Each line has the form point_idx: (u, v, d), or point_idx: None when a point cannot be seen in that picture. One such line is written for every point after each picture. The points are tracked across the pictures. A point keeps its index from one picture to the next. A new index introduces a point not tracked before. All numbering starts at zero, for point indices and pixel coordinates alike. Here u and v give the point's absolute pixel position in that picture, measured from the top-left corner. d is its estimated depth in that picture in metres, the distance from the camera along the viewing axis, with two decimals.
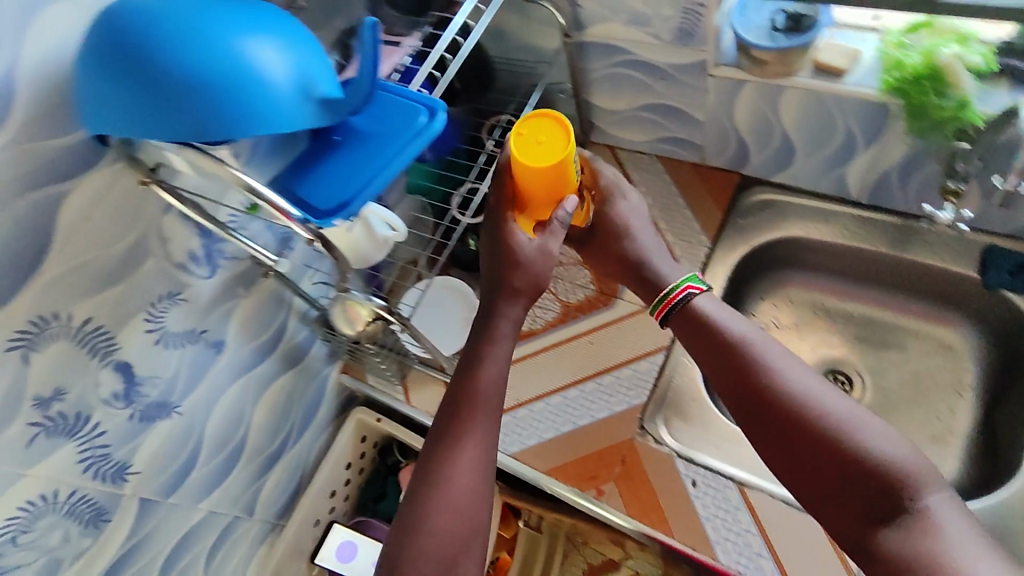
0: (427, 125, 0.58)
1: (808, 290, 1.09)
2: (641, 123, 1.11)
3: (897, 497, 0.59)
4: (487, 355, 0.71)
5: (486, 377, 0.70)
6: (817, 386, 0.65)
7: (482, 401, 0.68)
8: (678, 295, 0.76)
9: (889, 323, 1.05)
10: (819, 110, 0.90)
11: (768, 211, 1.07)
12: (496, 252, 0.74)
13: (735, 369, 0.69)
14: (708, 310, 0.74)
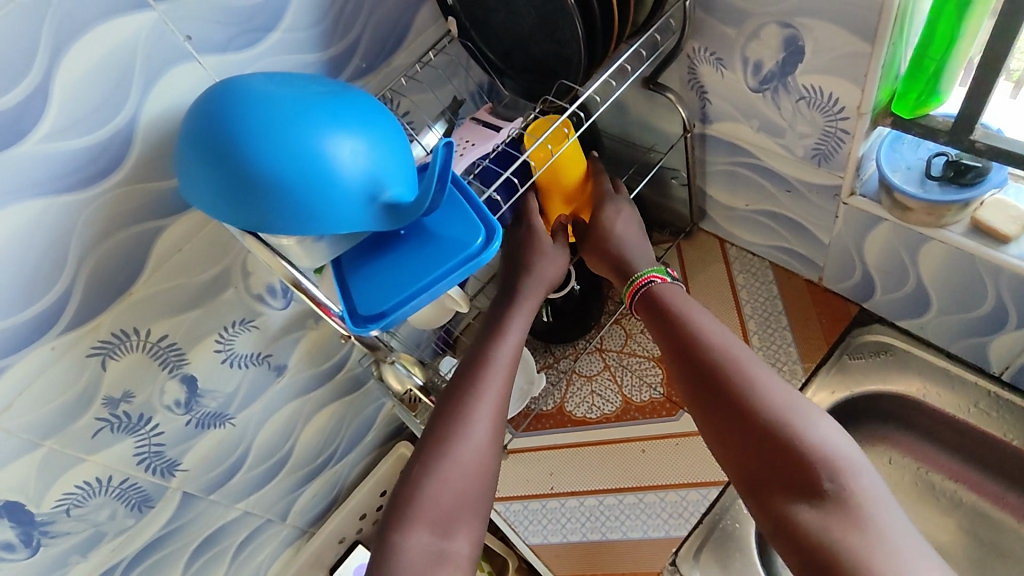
0: (479, 253, 0.58)
1: (910, 455, 0.94)
2: (757, 226, 1.00)
3: (821, 475, 0.57)
4: (509, 330, 0.76)
5: (506, 343, 0.74)
6: (753, 369, 0.64)
7: (499, 362, 0.73)
8: (643, 278, 0.77)
9: (1005, 525, 0.88)
10: (968, 272, 0.76)
11: (884, 357, 0.93)
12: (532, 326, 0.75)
13: (684, 347, 0.69)
14: (667, 294, 0.75)
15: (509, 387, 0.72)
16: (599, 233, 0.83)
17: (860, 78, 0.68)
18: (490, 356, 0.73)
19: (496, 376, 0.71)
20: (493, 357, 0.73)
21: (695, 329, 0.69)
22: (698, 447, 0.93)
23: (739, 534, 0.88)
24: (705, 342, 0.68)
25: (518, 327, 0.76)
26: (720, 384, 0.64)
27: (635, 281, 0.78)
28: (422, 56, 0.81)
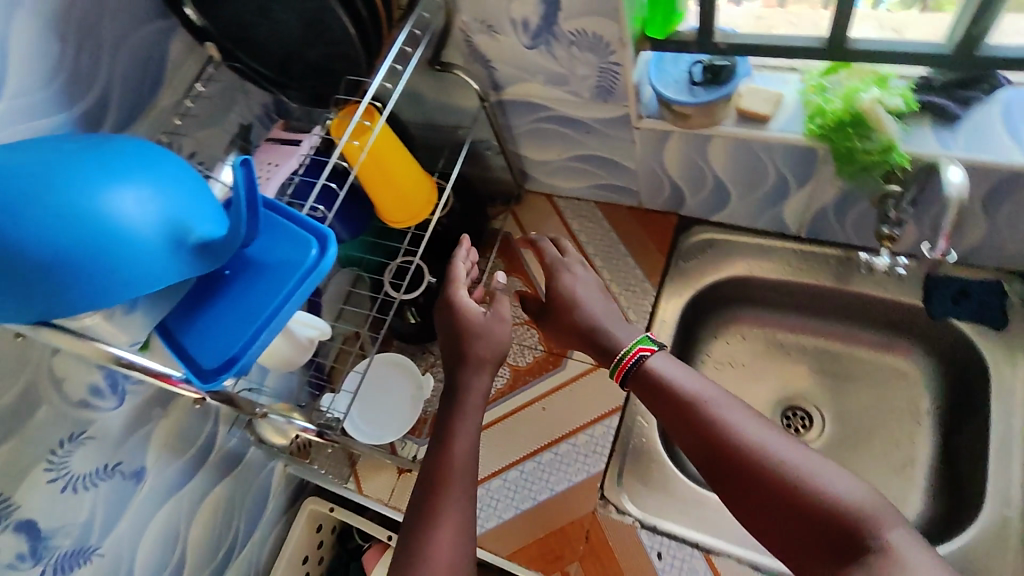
0: (317, 262, 0.56)
1: (759, 325, 1.05)
2: (574, 172, 1.07)
3: (849, 526, 0.54)
4: (459, 430, 0.71)
5: (455, 448, 0.69)
6: (766, 433, 0.62)
7: (453, 471, 0.68)
8: (632, 354, 0.72)
9: (842, 354, 1.01)
10: (749, 157, 0.87)
11: (711, 250, 1.04)
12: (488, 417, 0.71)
13: (693, 425, 0.64)
14: (660, 370, 0.70)
15: (470, 491, 0.68)
16: (566, 299, 0.81)
17: (613, 12, 0.74)
18: (446, 466, 0.68)
19: (454, 491, 0.67)
20: (444, 469, 0.68)
21: (696, 400, 0.66)
22: (589, 385, 0.99)
23: (652, 452, 0.92)
24: (712, 414, 0.64)
25: (469, 422, 0.72)
26: (736, 457, 0.60)
27: (620, 362, 0.73)
28: (190, 91, 0.75)
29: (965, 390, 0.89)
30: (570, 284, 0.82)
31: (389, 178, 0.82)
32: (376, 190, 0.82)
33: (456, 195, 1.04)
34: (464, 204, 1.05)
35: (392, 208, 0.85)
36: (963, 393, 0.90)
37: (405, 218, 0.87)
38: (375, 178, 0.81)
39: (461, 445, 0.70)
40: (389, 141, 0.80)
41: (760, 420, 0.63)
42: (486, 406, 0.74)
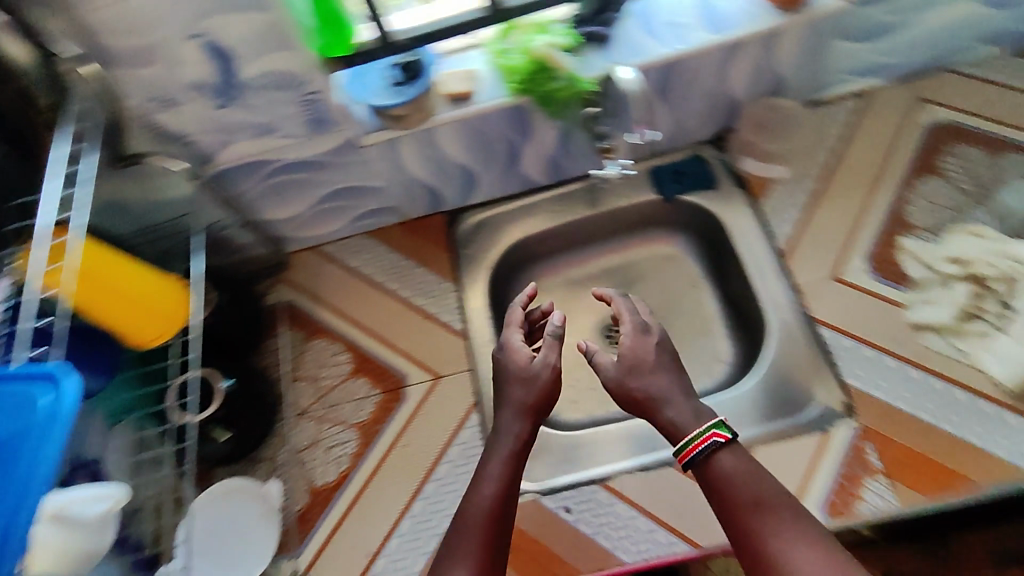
0: (53, 405, 0.47)
1: (555, 274, 1.12)
2: (327, 214, 1.04)
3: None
4: (487, 474, 0.70)
5: (483, 499, 0.68)
6: (818, 552, 0.58)
7: (485, 520, 0.67)
8: (703, 437, 0.66)
9: (625, 262, 1.12)
10: (474, 132, 0.92)
11: (484, 231, 1.09)
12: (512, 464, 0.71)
13: (753, 536, 0.61)
14: (727, 468, 0.65)
15: (496, 534, 0.66)
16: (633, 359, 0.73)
17: (286, 44, 0.75)
18: (472, 514, 0.67)
19: (479, 538, 0.66)
20: (478, 517, 0.67)
21: (756, 506, 0.62)
22: (438, 402, 0.94)
23: None
24: (766, 525, 0.61)
25: (498, 470, 0.70)
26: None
27: (686, 446, 0.66)
28: None
29: (719, 245, 1.06)
30: (639, 347, 0.73)
31: (112, 293, 0.71)
32: (103, 312, 0.71)
33: (216, 287, 0.93)
34: (228, 295, 0.94)
35: (133, 328, 0.74)
36: (718, 249, 1.06)
37: (154, 334, 0.75)
38: (93, 299, 0.70)
39: (492, 490, 0.69)
40: (96, 252, 0.70)
41: (810, 539, 0.59)
42: (517, 452, 0.72)
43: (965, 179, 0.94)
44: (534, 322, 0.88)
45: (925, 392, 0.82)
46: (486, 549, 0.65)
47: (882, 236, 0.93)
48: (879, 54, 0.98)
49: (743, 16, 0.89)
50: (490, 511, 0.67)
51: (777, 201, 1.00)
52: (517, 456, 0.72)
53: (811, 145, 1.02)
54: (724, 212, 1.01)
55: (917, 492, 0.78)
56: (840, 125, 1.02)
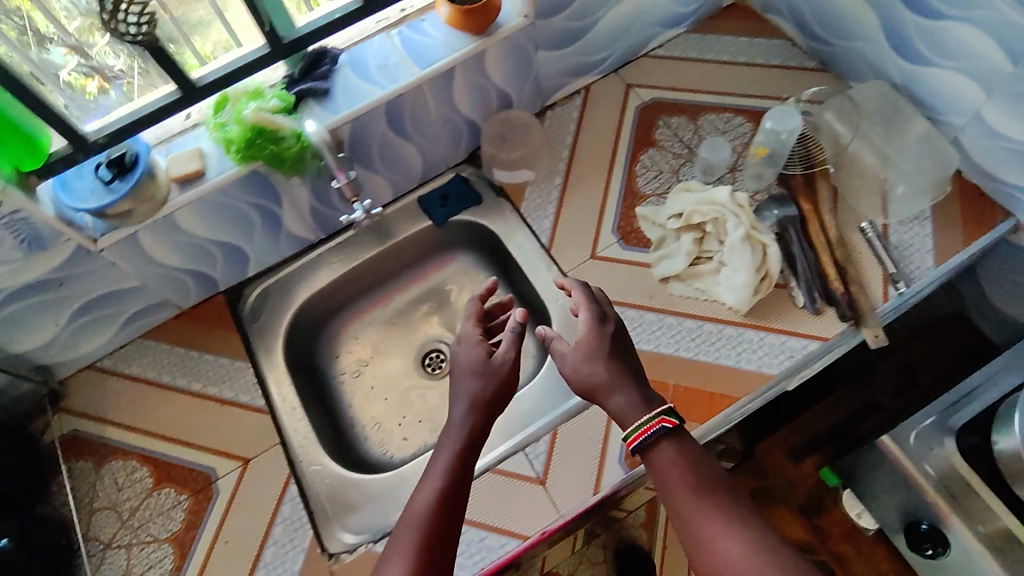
0: None
1: (356, 322, 1.16)
2: (90, 327, 0.98)
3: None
4: (435, 470, 0.71)
5: (429, 494, 0.69)
6: (742, 535, 0.64)
7: (431, 511, 0.67)
8: (653, 423, 0.71)
9: (420, 293, 1.18)
10: (217, 209, 0.92)
11: (270, 299, 1.07)
12: (457, 460, 0.72)
13: (692, 515, 0.66)
14: (675, 453, 0.70)
15: (438, 527, 0.67)
16: (589, 342, 0.78)
17: None
18: (416, 507, 0.68)
19: (422, 530, 0.66)
20: (423, 509, 0.67)
21: (695, 495, 0.67)
22: (250, 487, 0.92)
23: (339, 483, 0.92)
24: (698, 514, 0.66)
25: (445, 466, 0.71)
26: (713, 558, 0.63)
27: (636, 430, 0.71)
28: None
29: (498, 254, 1.13)
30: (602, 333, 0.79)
31: None
32: None
33: None
34: None
35: None
36: (498, 257, 1.14)
37: None
38: None
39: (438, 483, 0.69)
40: None
41: (735, 522, 0.65)
42: (463, 445, 0.73)
43: (678, 146, 1.08)
44: (495, 321, 0.95)
45: (683, 332, 0.93)
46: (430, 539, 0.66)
47: (622, 211, 1.04)
48: (580, 55, 1.08)
49: (444, 47, 0.94)
50: (436, 503, 0.68)
51: (531, 203, 1.08)
52: (465, 452, 0.73)
53: (550, 145, 1.11)
54: (493, 224, 1.09)
55: (695, 422, 0.87)
56: (570, 122, 1.13)
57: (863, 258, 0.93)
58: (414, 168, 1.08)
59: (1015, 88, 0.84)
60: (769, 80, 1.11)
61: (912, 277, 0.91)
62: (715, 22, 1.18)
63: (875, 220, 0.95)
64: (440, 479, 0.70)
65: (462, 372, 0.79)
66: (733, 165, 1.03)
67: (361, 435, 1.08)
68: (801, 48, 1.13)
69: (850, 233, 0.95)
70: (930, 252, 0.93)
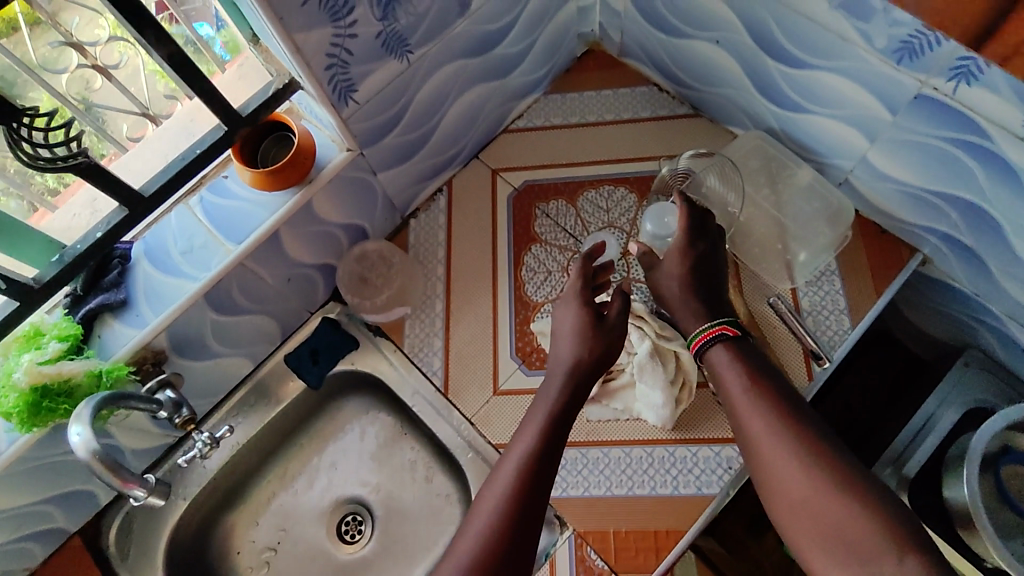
0: None
1: (249, 509, 0.98)
2: None
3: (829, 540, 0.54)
4: (530, 425, 0.68)
5: (525, 447, 0.66)
6: (795, 438, 0.59)
7: (519, 465, 0.64)
8: (715, 326, 0.69)
9: (316, 451, 1.02)
10: (22, 477, 0.74)
11: (137, 527, 0.90)
12: (554, 408, 0.69)
13: (752, 410, 0.62)
14: (732, 356, 0.67)
15: (535, 478, 0.63)
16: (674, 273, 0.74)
17: None
18: (514, 452, 0.66)
19: (518, 477, 0.63)
20: (517, 457, 0.65)
21: (750, 394, 0.63)
22: None
23: None
24: (753, 412, 0.62)
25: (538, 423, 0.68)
26: (758, 456, 0.60)
27: (698, 333, 0.70)
28: None
29: (394, 396, 0.99)
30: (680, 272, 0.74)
31: None
32: None
33: None
34: None
35: None
36: (394, 398, 0.99)
37: None
38: None
39: (529, 436, 0.66)
40: None
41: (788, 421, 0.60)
42: (562, 396, 0.70)
43: (562, 237, 0.97)
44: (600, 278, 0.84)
45: (612, 465, 0.83)
46: (530, 489, 0.62)
47: (516, 329, 0.92)
48: (429, 158, 0.94)
49: (258, 210, 0.78)
50: (529, 453, 0.65)
51: (414, 339, 0.94)
52: (559, 408, 0.69)
53: (421, 266, 0.97)
54: (377, 370, 0.94)
55: (646, 572, 0.78)
56: (438, 230, 0.99)
57: (779, 333, 0.86)
58: (269, 332, 0.92)
59: (895, 136, 0.76)
60: (643, 139, 1.00)
61: (832, 346, 0.85)
62: (573, 77, 1.06)
63: (781, 288, 0.89)
64: (537, 426, 0.68)
65: (568, 327, 0.75)
66: (625, 249, 0.95)
67: None
68: (669, 94, 1.03)
69: (759, 308, 0.88)
70: (845, 312, 0.86)
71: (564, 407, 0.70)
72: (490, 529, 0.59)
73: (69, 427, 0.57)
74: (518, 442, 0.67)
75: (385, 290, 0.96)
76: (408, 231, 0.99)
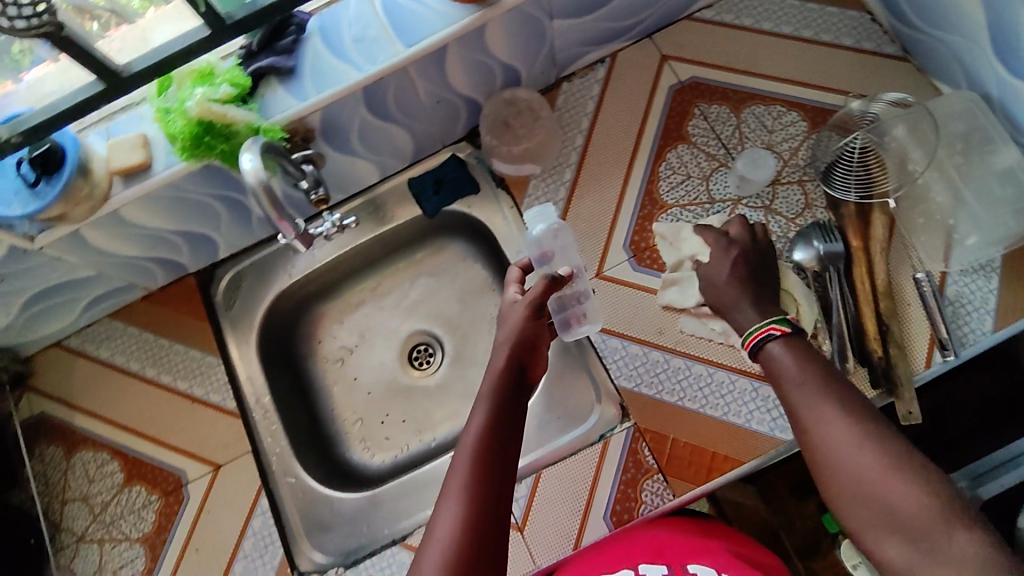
0: None
1: (339, 306, 1.05)
2: (50, 312, 0.91)
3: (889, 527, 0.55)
4: (485, 388, 0.69)
5: (484, 407, 0.67)
6: (866, 429, 0.58)
7: (475, 457, 0.62)
8: (761, 329, 0.67)
9: (410, 277, 1.06)
10: (169, 202, 0.80)
11: (244, 286, 0.99)
12: (511, 377, 0.70)
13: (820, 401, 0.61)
14: (796, 349, 0.65)
15: (504, 432, 0.65)
16: None
17: None
18: (482, 413, 0.66)
19: (486, 435, 0.64)
20: (470, 446, 0.63)
21: (808, 383, 0.62)
22: (221, 494, 0.89)
23: (313, 497, 0.90)
24: (815, 405, 0.61)
25: (488, 406, 0.66)
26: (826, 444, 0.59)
27: (749, 335, 0.68)
28: None
29: (495, 250, 1.00)
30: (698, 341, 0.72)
31: None
32: None
33: None
34: None
35: None
36: (495, 252, 1.01)
37: None
38: None
39: (480, 414, 0.65)
40: None
41: (851, 410, 0.59)
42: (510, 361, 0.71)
43: (713, 144, 0.91)
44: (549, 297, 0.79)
45: (691, 379, 0.83)
46: (496, 445, 0.63)
47: (638, 219, 0.90)
48: (607, 21, 0.89)
49: (434, 17, 0.77)
50: (484, 425, 0.64)
51: (535, 201, 0.94)
52: (510, 371, 0.70)
53: (561, 131, 0.95)
54: (489, 220, 0.95)
55: (692, 484, 0.79)
56: (589, 100, 0.95)
57: (911, 312, 0.81)
58: (402, 149, 0.94)
59: None
60: (835, 66, 0.91)
61: (963, 342, 0.79)
62: None
63: (931, 268, 0.82)
64: (497, 392, 0.68)
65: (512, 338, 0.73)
66: (775, 178, 0.88)
67: (342, 436, 1.01)
68: (881, 26, 0.92)
69: (901, 281, 0.82)
70: (991, 312, 0.79)
71: (516, 370, 0.71)
72: (473, 491, 0.59)
73: (240, 153, 0.61)
74: (470, 425, 0.65)
75: (522, 143, 0.95)
76: (559, 92, 0.96)
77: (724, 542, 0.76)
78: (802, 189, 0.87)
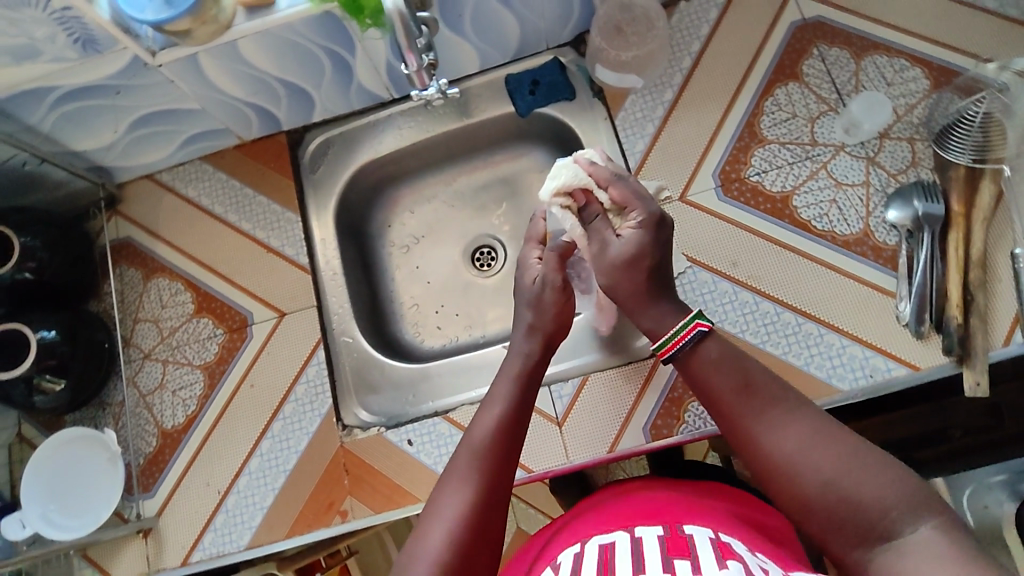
0: None
1: (415, 194, 1.08)
2: (151, 139, 0.95)
3: (859, 537, 0.52)
4: (500, 385, 0.69)
5: (499, 404, 0.67)
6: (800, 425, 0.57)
7: (487, 447, 0.63)
8: (688, 329, 0.64)
9: (487, 178, 1.07)
10: (284, 44, 0.82)
11: (331, 153, 1.02)
12: (526, 374, 0.70)
13: (749, 400, 0.60)
14: (718, 352, 0.63)
15: (516, 432, 0.65)
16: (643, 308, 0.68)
17: None
18: (495, 412, 0.66)
19: (496, 437, 0.64)
20: (479, 440, 0.64)
21: (741, 394, 0.60)
22: (281, 340, 0.94)
23: (365, 361, 0.94)
24: (747, 412, 0.60)
25: (505, 399, 0.67)
26: (767, 450, 0.58)
27: (669, 341, 0.64)
28: None
29: None
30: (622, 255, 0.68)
31: None
32: None
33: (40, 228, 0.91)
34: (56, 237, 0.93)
35: None
36: None
37: None
38: None
39: (498, 409, 0.66)
40: None
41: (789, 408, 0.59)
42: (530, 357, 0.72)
43: (826, 87, 0.88)
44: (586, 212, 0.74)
45: (756, 315, 0.83)
46: (507, 446, 0.64)
47: (734, 149, 0.88)
48: None
49: None
50: (499, 423, 0.65)
51: (630, 116, 0.93)
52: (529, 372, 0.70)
53: (671, 50, 0.93)
54: (580, 128, 0.95)
55: None
56: (703, 23, 0.93)
57: (1002, 287, 0.78)
58: (509, 41, 0.94)
59: None
60: (974, 26, 0.87)
61: None
62: None
63: None
64: (511, 387, 0.69)
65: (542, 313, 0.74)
66: (884, 131, 0.85)
67: (398, 315, 1.04)
68: None
69: (996, 255, 0.79)
70: None
71: (532, 368, 0.71)
72: (475, 493, 0.60)
73: None
74: (483, 417, 0.66)
75: (631, 52, 0.93)
76: (677, 10, 0.94)
77: (710, 489, 0.67)
78: (911, 147, 0.84)
